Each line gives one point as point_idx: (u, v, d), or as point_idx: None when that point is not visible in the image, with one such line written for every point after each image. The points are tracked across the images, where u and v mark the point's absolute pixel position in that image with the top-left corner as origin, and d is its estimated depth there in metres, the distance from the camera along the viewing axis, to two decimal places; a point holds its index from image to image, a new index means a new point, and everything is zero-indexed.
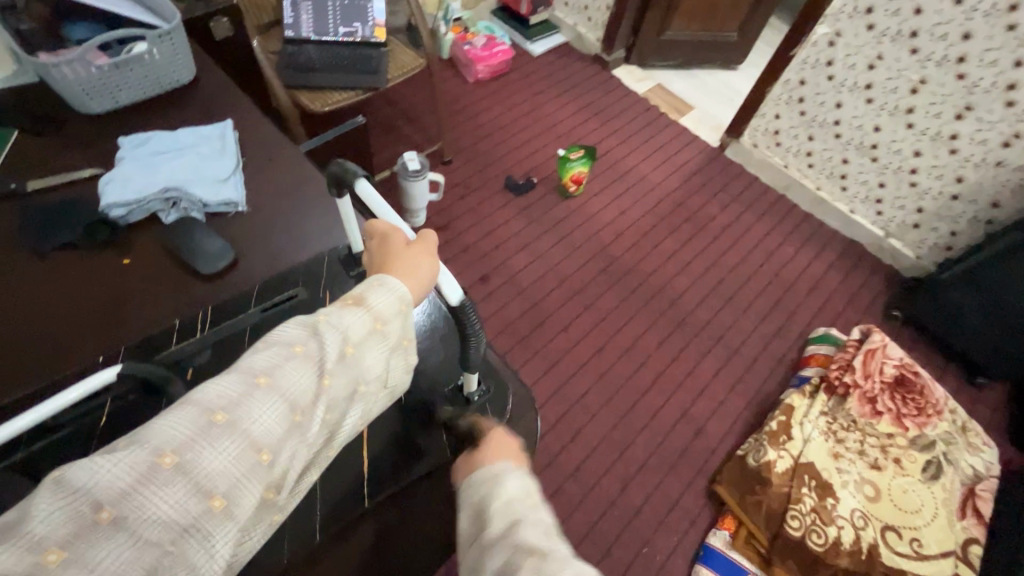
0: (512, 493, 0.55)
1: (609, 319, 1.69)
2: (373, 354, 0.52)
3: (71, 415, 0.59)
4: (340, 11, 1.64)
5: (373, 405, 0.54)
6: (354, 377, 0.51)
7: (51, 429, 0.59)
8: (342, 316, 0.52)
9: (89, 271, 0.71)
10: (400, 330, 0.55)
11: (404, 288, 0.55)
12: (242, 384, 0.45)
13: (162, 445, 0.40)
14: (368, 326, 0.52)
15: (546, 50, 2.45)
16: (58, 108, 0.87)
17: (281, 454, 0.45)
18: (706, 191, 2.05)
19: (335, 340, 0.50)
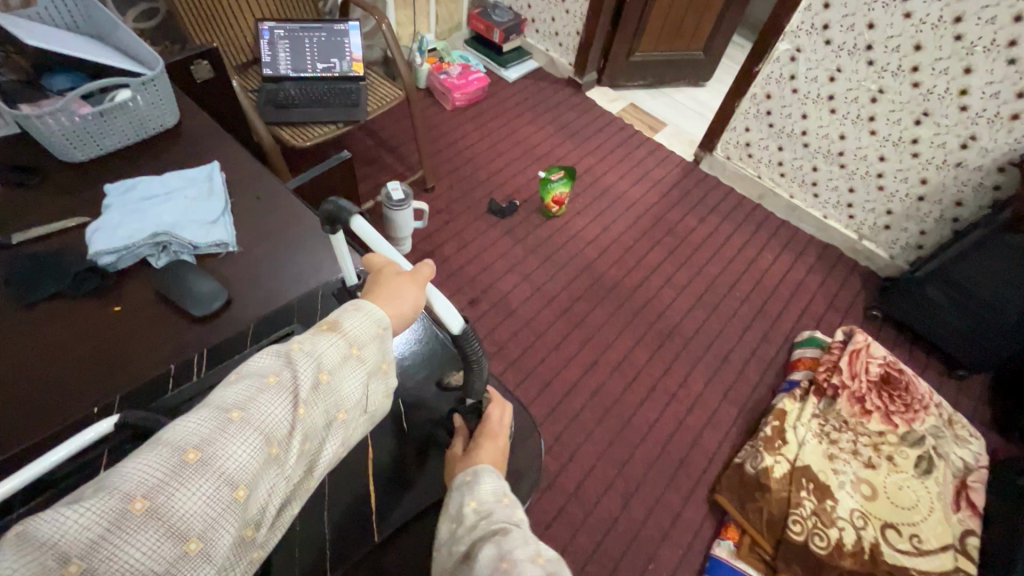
0: (452, 510, 0.59)
1: (599, 334, 1.70)
2: (352, 380, 0.48)
3: (68, 471, 0.58)
4: (318, 48, 1.67)
5: (355, 431, 0.50)
6: (334, 406, 0.47)
7: (47, 486, 0.57)
8: (317, 341, 0.48)
9: (79, 320, 0.70)
10: (379, 354, 0.51)
11: (382, 312, 0.52)
12: (214, 419, 0.41)
13: (130, 490, 0.36)
14: (345, 351, 0.48)
15: (520, 76, 2.52)
16: (41, 158, 0.87)
17: (258, 490, 0.41)
18: (685, 204, 2.11)
19: (310, 367, 0.46)
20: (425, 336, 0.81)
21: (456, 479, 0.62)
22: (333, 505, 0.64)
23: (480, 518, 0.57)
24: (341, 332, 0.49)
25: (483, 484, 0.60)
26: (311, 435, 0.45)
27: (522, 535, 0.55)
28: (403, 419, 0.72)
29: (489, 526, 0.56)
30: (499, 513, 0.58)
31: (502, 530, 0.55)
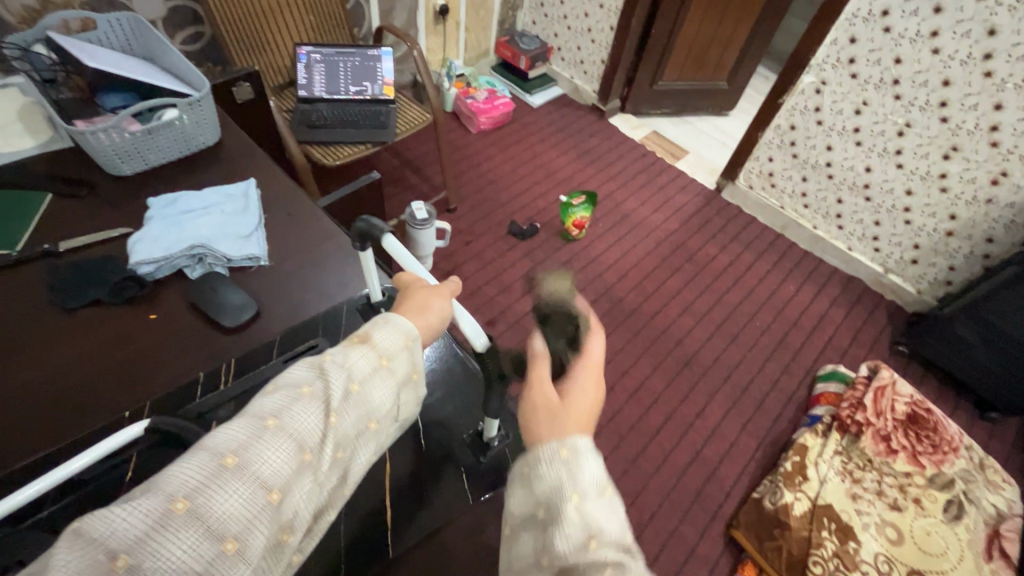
0: (546, 491, 0.48)
1: (617, 359, 1.70)
2: (382, 390, 0.50)
3: (97, 471, 0.59)
4: (351, 72, 1.73)
5: (385, 441, 0.51)
6: (365, 415, 0.48)
7: (78, 485, 0.58)
8: (347, 353, 0.49)
9: (116, 327, 0.73)
10: (409, 365, 0.53)
11: (411, 325, 0.53)
12: (251, 426, 0.42)
13: (172, 491, 0.38)
14: (376, 362, 0.50)
15: (544, 101, 2.57)
16: (89, 171, 0.91)
17: (291, 496, 0.42)
18: (706, 231, 2.10)
19: (341, 376, 0.47)
20: (445, 353, 0.82)
21: (548, 450, 0.50)
22: (350, 520, 0.64)
23: (584, 530, 0.46)
24: (371, 344, 0.51)
25: (586, 473, 0.49)
26: (342, 443, 0.46)
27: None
28: (420, 435, 0.73)
29: (598, 546, 0.45)
30: (606, 529, 0.47)
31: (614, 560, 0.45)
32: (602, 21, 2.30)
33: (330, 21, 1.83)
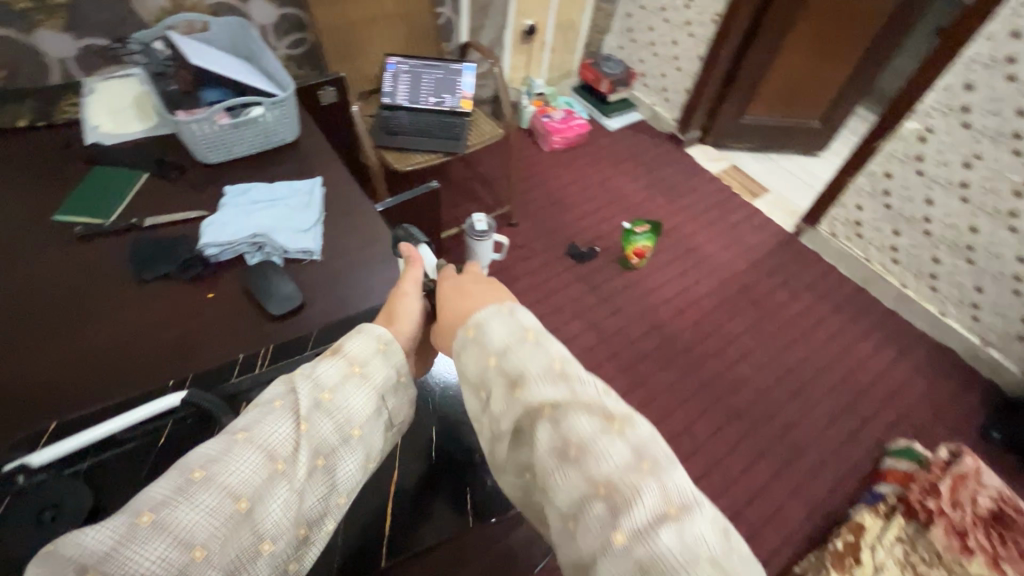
0: (470, 371, 0.49)
1: (661, 398, 1.62)
2: (357, 396, 0.50)
3: (139, 432, 0.64)
4: (433, 83, 1.80)
5: (373, 447, 0.51)
6: (343, 421, 0.49)
7: (119, 442, 0.63)
8: (318, 366, 0.51)
9: (178, 301, 0.80)
10: (384, 369, 0.53)
11: (381, 329, 0.55)
12: (220, 442, 0.44)
13: (140, 505, 0.39)
14: (346, 370, 0.51)
15: (621, 126, 2.54)
16: (181, 156, 1.00)
17: (265, 504, 0.42)
18: (777, 276, 1.98)
19: (311, 387, 0.49)
20: None
21: (460, 339, 0.51)
22: (351, 522, 0.63)
23: (510, 383, 0.47)
24: (341, 354, 0.52)
25: (495, 334, 0.49)
26: (320, 450, 0.47)
27: (573, 398, 0.45)
28: (432, 449, 0.71)
29: (528, 392, 0.46)
30: (532, 370, 0.47)
31: (549, 393, 0.45)
32: (690, 50, 2.25)
33: (420, 35, 1.92)
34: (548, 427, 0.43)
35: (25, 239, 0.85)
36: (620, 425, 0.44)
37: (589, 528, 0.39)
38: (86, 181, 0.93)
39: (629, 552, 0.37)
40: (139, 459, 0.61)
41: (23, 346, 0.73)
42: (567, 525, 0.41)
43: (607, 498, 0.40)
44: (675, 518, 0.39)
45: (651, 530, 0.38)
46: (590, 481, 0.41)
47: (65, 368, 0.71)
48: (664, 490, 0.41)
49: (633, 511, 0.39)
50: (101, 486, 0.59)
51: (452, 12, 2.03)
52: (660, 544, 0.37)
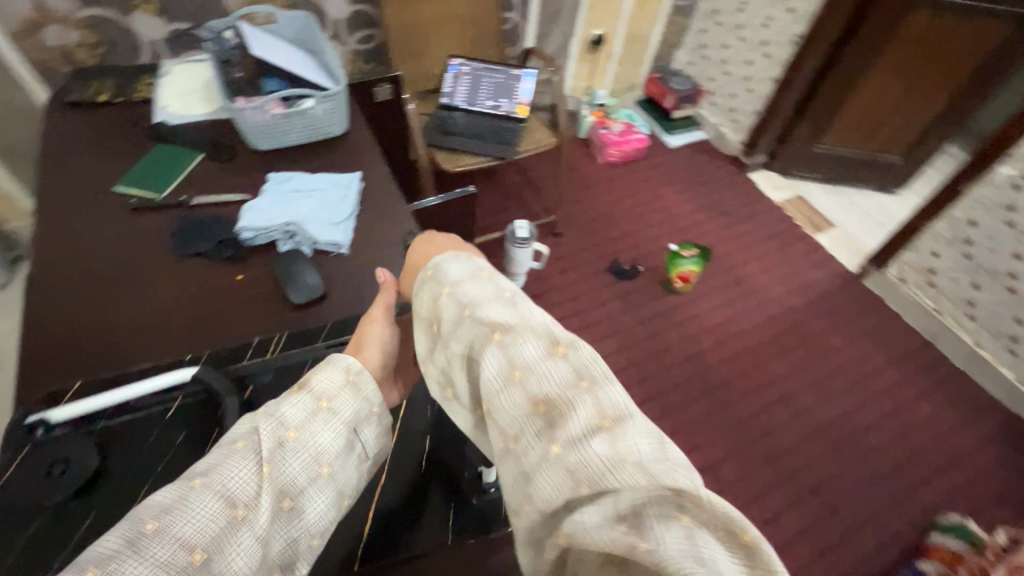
0: (425, 306, 0.51)
1: (689, 432, 1.55)
2: (326, 432, 0.51)
3: (151, 401, 0.66)
4: (492, 87, 1.81)
5: (343, 483, 0.52)
6: (313, 460, 0.49)
7: (132, 409, 0.66)
8: (285, 403, 0.51)
9: (209, 279, 0.83)
10: (353, 402, 0.54)
11: (348, 359, 0.55)
12: (176, 489, 0.42)
13: (86, 561, 0.37)
14: (315, 406, 0.51)
15: (683, 143, 2.45)
16: (236, 141, 1.05)
17: (224, 554, 0.41)
18: (831, 318, 1.85)
19: (275, 426, 0.49)
20: None
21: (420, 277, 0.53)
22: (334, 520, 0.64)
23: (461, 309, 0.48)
24: (307, 389, 0.52)
25: (451, 270, 0.52)
26: (286, 491, 0.47)
27: (518, 321, 0.46)
28: (424, 460, 0.71)
29: (475, 317, 0.46)
30: (483, 297, 0.49)
31: (494, 317, 0.46)
32: (765, 72, 2.15)
33: (485, 38, 1.93)
34: (491, 351, 0.44)
35: (88, 205, 0.92)
36: (564, 346, 0.44)
37: (531, 447, 0.40)
38: (148, 157, 0.99)
39: (562, 461, 0.37)
40: (147, 425, 0.64)
41: (68, 306, 0.79)
42: (511, 448, 0.42)
43: (546, 416, 0.40)
44: (611, 427, 0.38)
45: (583, 439, 0.37)
46: (528, 399, 0.41)
47: (99, 332, 0.76)
48: (601, 403, 0.40)
49: (568, 423, 0.39)
50: (109, 448, 0.62)
51: (520, 18, 2.03)
52: (593, 449, 0.37)
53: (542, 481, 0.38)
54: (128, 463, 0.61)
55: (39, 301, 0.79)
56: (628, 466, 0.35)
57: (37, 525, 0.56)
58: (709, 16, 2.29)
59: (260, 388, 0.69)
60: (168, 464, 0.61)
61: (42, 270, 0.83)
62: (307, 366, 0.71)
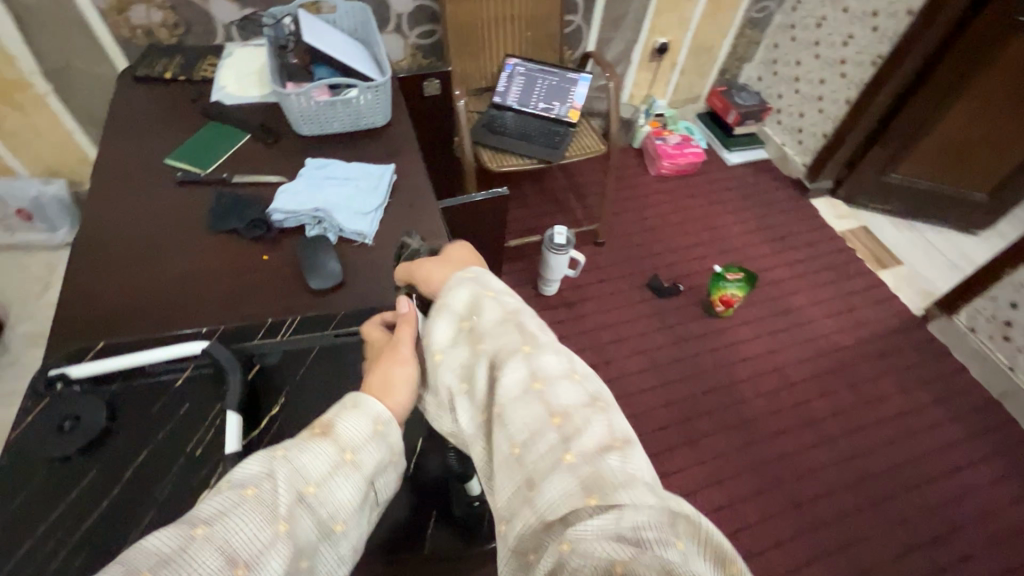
0: (462, 301, 0.53)
1: (712, 464, 1.47)
2: (345, 489, 0.48)
3: (165, 369, 0.69)
4: (545, 90, 1.77)
5: (354, 540, 0.49)
6: (327, 519, 0.46)
7: (146, 374, 0.68)
8: (307, 448, 0.48)
9: (237, 257, 0.86)
10: (377, 454, 0.51)
11: (378, 408, 0.52)
12: (179, 537, 0.40)
13: None
14: (338, 456, 0.48)
15: (742, 161, 2.33)
16: (282, 125, 1.08)
17: None
18: (885, 362, 1.71)
19: (295, 478, 0.46)
20: None
21: (458, 276, 0.56)
22: None
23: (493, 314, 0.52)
24: (333, 437, 0.49)
25: (488, 280, 0.55)
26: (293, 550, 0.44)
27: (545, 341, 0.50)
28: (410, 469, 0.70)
29: (511, 324, 0.50)
30: (516, 309, 0.52)
31: (528, 328, 0.50)
32: (839, 92, 2.00)
33: (543, 40, 1.88)
34: (519, 359, 0.47)
35: (142, 175, 0.97)
36: (581, 374, 0.48)
37: (542, 453, 0.43)
38: (199, 134, 1.04)
39: (576, 470, 0.41)
40: (156, 391, 0.66)
41: (106, 268, 0.83)
42: (516, 452, 0.44)
43: (562, 427, 0.43)
44: (620, 449, 0.43)
45: (596, 454, 0.42)
46: (549, 409, 0.44)
47: (129, 297, 0.79)
48: (610, 428, 0.45)
49: (583, 437, 0.43)
50: (119, 409, 0.65)
51: (582, 21, 1.95)
52: (606, 465, 0.41)
53: (552, 485, 0.40)
54: (133, 427, 0.63)
55: (84, 262, 0.84)
56: (638, 487, 0.40)
57: (44, 474, 0.59)
58: (784, 30, 2.17)
59: (266, 369, 0.70)
60: (169, 433, 0.63)
61: (88, 232, 0.88)
62: (313, 354, 0.72)
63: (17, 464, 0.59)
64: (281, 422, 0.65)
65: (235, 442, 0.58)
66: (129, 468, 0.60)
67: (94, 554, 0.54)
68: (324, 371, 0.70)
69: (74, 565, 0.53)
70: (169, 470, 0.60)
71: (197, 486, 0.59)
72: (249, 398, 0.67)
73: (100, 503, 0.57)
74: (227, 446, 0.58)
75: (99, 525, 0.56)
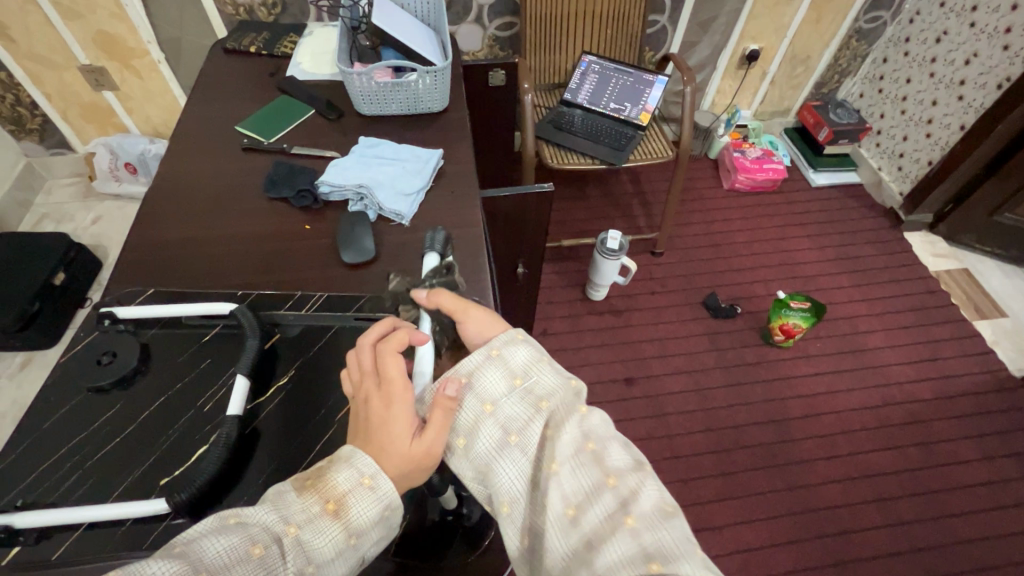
0: (519, 364, 0.58)
1: (744, 501, 1.37)
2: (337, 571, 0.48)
3: (198, 323, 0.73)
4: (618, 90, 1.71)
5: None
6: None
7: (180, 325, 0.73)
8: (317, 526, 0.47)
9: (281, 225, 0.90)
10: (376, 541, 0.50)
11: (395, 498, 0.50)
12: None
13: None
14: (342, 543, 0.48)
15: (828, 183, 2.14)
16: (345, 104, 1.12)
17: None
18: (968, 423, 1.51)
19: (298, 558, 0.46)
20: None
21: (511, 336, 0.60)
22: None
23: (544, 376, 0.57)
24: (343, 521, 0.48)
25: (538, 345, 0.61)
26: None
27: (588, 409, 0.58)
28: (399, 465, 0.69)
29: (563, 388, 0.57)
30: (559, 374, 0.58)
31: (580, 395, 0.57)
32: (953, 115, 1.77)
33: (623, 38, 1.80)
34: (576, 424, 0.54)
35: (214, 139, 1.04)
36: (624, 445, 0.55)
37: (600, 513, 0.49)
38: (270, 106, 1.10)
39: (634, 534, 0.47)
40: (184, 343, 0.71)
41: (165, 222, 0.90)
42: (574, 510, 0.49)
43: (615, 489, 0.50)
44: (669, 515, 0.49)
45: (652, 518, 0.48)
46: (603, 471, 0.51)
47: (179, 251, 0.86)
48: (659, 494, 0.50)
49: (638, 499, 0.49)
50: (151, 353, 0.70)
51: (668, 22, 1.84)
52: (662, 531, 0.47)
53: (612, 542, 0.47)
54: (158, 372, 0.68)
55: (148, 214, 0.91)
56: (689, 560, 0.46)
57: (77, 401, 0.65)
58: (897, 43, 1.95)
59: (285, 338, 0.73)
60: (187, 384, 0.67)
61: (157, 188, 0.95)
62: (332, 331, 0.74)
63: (56, 386, 0.66)
64: (288, 392, 0.68)
65: (237, 406, 0.62)
66: (148, 410, 0.64)
67: (101, 482, 0.59)
68: (337, 349, 0.72)
69: (83, 489, 0.58)
70: (179, 419, 0.64)
71: (198, 439, 0.62)
72: (263, 364, 0.70)
73: (117, 437, 0.62)
74: (230, 408, 0.62)
75: (110, 458, 0.61)
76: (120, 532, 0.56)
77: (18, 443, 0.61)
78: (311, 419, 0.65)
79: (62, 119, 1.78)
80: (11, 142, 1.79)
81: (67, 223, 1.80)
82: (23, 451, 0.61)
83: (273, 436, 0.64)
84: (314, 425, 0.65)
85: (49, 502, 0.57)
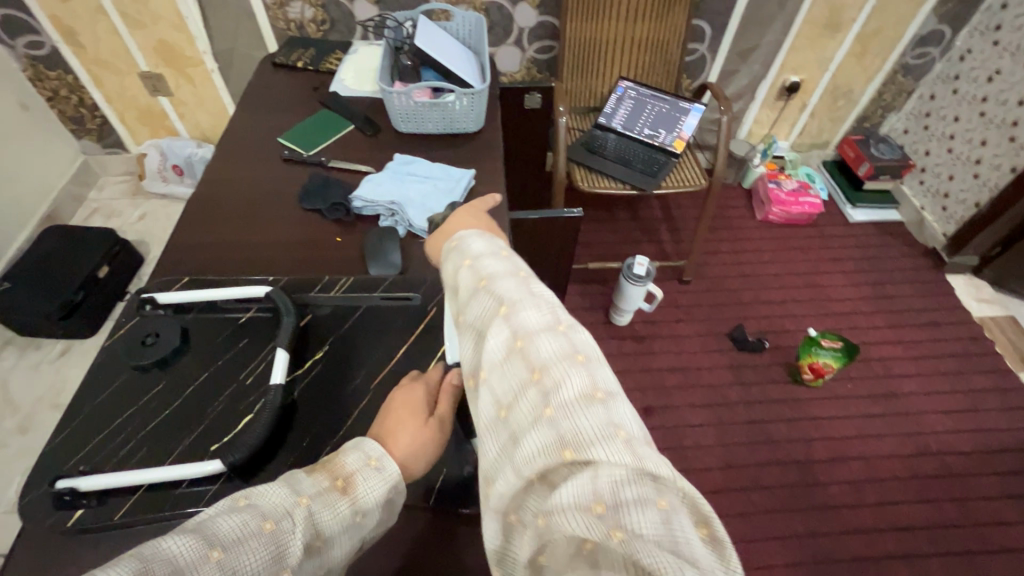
0: (449, 274, 0.55)
1: (761, 544, 1.32)
2: (342, 548, 0.49)
3: (235, 306, 0.77)
4: (654, 116, 1.70)
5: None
6: (318, 568, 0.48)
7: (219, 308, 0.77)
8: (325, 501, 0.49)
9: (315, 233, 0.92)
10: (378, 519, 0.52)
11: (397, 473, 0.53)
12: (196, 553, 0.42)
13: None
14: (349, 518, 0.49)
15: (866, 220, 2.08)
16: (383, 122, 1.15)
17: None
18: (1009, 481, 1.43)
19: (309, 530, 0.47)
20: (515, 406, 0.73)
21: (448, 246, 0.57)
22: None
23: (473, 280, 0.51)
24: (351, 497, 0.50)
25: (474, 246, 0.54)
26: None
27: (535, 289, 0.49)
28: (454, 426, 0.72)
29: (498, 281, 0.50)
30: (491, 270, 0.51)
31: (513, 284, 0.49)
32: (1003, 157, 1.71)
33: (662, 65, 1.79)
34: (501, 322, 0.47)
35: (257, 148, 1.08)
36: (566, 326, 0.46)
37: (525, 408, 0.42)
38: (311, 119, 1.14)
39: (553, 425, 0.40)
40: (221, 324, 0.74)
41: (206, 223, 0.94)
42: (505, 410, 0.44)
43: (540, 384, 0.42)
44: (600, 400, 0.41)
45: (576, 408, 0.40)
46: (529, 368, 0.43)
47: (218, 251, 0.89)
48: (594, 380, 0.42)
49: (562, 392, 0.41)
50: (193, 335, 0.73)
51: (707, 51, 1.83)
52: (583, 418, 0.39)
53: (531, 438, 0.40)
54: (199, 352, 0.71)
55: (191, 215, 0.95)
56: (615, 443, 0.38)
57: (124, 378, 0.68)
58: (945, 80, 1.90)
59: (317, 317, 0.76)
60: (228, 359, 0.70)
61: (200, 192, 0.99)
62: (360, 312, 0.77)
63: (104, 365, 0.69)
64: (322, 366, 0.71)
65: (281, 375, 0.65)
66: (192, 385, 0.67)
67: (153, 450, 0.62)
68: (365, 326, 0.75)
69: (137, 456, 0.61)
70: (224, 390, 0.67)
71: (243, 409, 0.65)
72: (298, 340, 0.73)
73: (164, 409, 0.65)
74: (274, 377, 0.65)
75: (160, 429, 0.63)
76: (174, 494, 0.59)
77: (71, 419, 0.64)
78: (340, 395, 0.68)
79: (119, 121, 1.88)
80: (71, 139, 1.90)
81: (115, 219, 1.89)
82: (75, 425, 0.63)
83: (311, 408, 0.67)
84: (342, 400, 0.68)
85: (108, 467, 0.60)
